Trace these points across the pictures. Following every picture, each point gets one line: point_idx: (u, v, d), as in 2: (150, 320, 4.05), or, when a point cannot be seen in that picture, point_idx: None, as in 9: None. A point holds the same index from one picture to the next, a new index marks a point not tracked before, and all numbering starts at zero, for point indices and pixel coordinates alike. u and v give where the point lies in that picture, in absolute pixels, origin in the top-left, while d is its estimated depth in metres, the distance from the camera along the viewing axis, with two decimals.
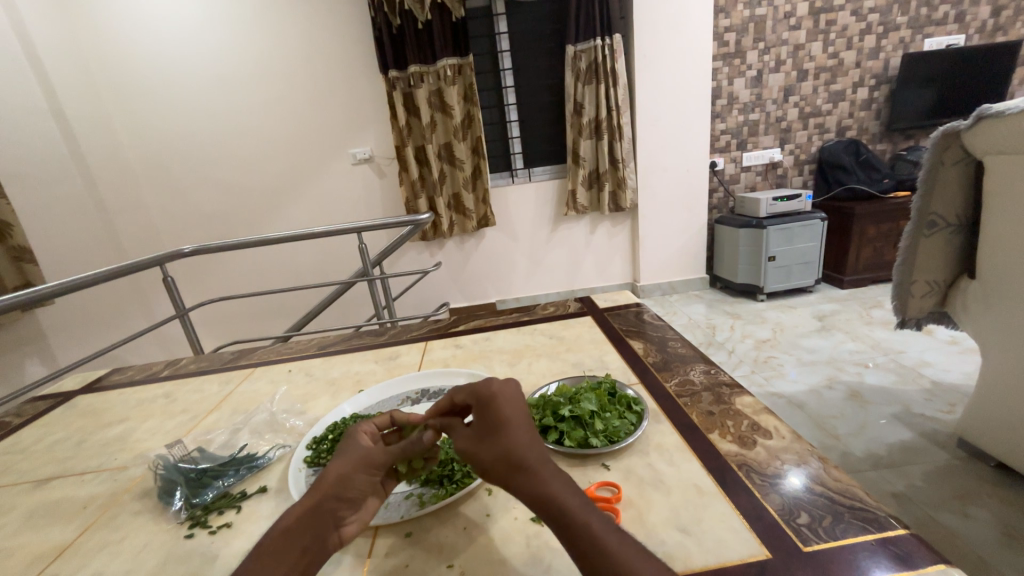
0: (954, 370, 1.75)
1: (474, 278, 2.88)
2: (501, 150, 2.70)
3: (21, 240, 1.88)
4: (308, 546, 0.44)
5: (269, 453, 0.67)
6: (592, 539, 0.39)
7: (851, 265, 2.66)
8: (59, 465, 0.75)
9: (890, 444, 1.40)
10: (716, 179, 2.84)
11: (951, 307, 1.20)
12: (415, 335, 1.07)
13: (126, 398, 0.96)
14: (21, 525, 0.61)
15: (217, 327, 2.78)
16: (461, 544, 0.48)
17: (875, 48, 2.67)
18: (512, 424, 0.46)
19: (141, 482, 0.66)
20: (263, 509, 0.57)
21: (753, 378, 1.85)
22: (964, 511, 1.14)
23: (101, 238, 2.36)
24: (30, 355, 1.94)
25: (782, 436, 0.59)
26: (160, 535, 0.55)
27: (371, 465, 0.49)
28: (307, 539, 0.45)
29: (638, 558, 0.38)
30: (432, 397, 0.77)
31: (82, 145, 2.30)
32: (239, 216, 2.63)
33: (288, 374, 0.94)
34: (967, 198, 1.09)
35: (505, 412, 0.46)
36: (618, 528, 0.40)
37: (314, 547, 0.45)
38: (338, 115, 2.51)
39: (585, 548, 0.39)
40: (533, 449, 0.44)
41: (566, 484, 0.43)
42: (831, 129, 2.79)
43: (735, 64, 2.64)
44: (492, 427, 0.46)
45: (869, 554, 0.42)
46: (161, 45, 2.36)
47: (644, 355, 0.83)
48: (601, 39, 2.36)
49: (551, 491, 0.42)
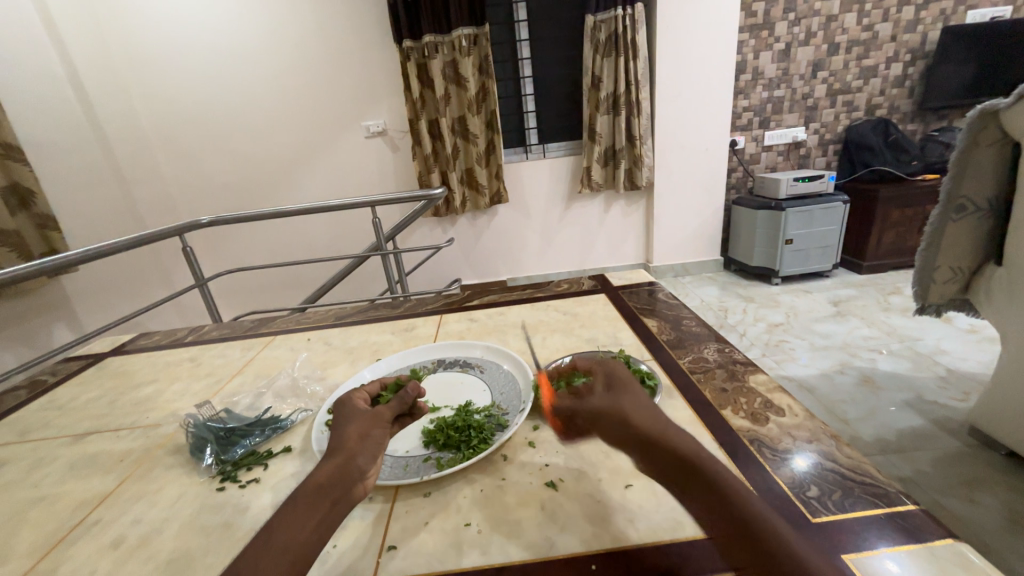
0: (971, 359, 1.72)
1: (485, 255, 2.89)
2: (516, 124, 2.64)
3: (45, 208, 1.92)
4: (338, 498, 0.44)
5: (293, 415, 0.69)
6: (722, 475, 0.39)
7: (871, 250, 2.60)
8: (95, 421, 0.79)
9: (900, 430, 1.40)
10: (736, 158, 2.77)
11: (973, 295, 1.17)
12: (430, 308, 1.09)
13: (154, 360, 1.00)
14: (65, 474, 0.65)
15: (235, 297, 2.84)
16: (477, 504, 0.50)
17: (913, 20, 2.53)
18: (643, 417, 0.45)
19: (172, 439, 0.70)
20: (289, 467, 0.60)
21: (764, 361, 1.85)
22: (971, 497, 1.14)
23: (121, 208, 2.41)
24: (58, 319, 2.02)
25: (795, 413, 0.59)
26: (194, 487, 0.59)
27: (384, 423, 0.52)
28: (337, 490, 0.44)
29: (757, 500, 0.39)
30: (448, 367, 0.78)
31: (99, 115, 2.32)
32: (254, 188, 2.65)
33: (308, 342, 0.97)
34: (1002, 181, 1.05)
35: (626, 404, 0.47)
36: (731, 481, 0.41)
37: (342, 499, 0.44)
38: (350, 87, 2.47)
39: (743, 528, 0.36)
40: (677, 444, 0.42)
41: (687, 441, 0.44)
42: (859, 108, 2.68)
43: (762, 36, 2.53)
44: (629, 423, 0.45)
45: (876, 527, 0.43)
46: (174, 12, 2.32)
47: (658, 333, 0.83)
48: (622, 8, 2.27)
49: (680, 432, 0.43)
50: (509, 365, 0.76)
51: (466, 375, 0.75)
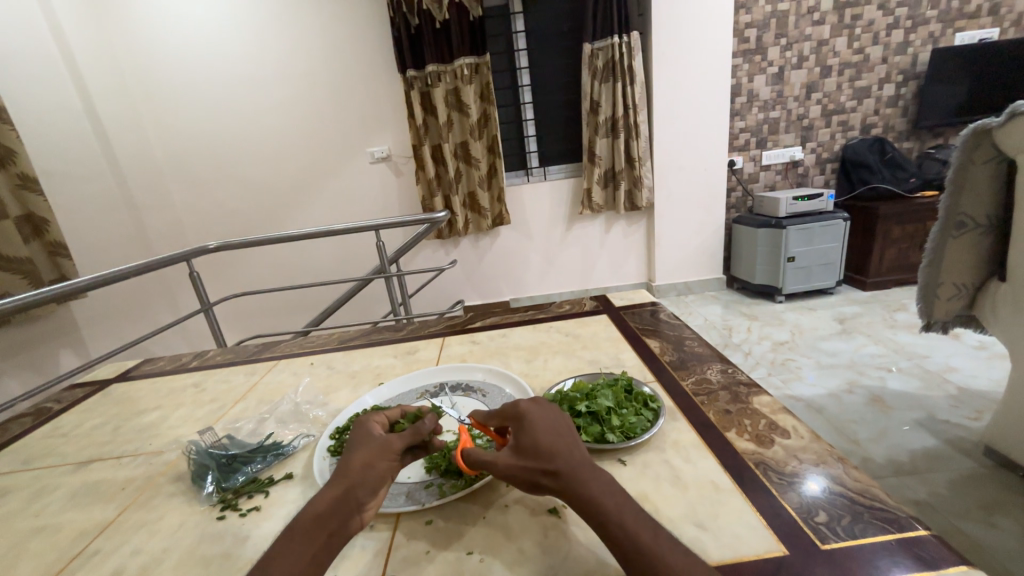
0: (982, 376, 1.70)
1: (488, 277, 2.91)
2: (517, 148, 2.70)
3: (57, 235, 1.96)
4: (333, 531, 0.45)
5: (295, 441, 0.69)
6: (631, 542, 0.40)
7: (874, 267, 2.60)
8: (98, 448, 0.79)
9: (913, 450, 1.37)
10: (735, 178, 2.80)
11: (979, 311, 1.17)
12: (432, 330, 1.09)
13: (158, 386, 1.00)
14: (66, 504, 0.65)
15: (240, 321, 2.86)
16: (479, 532, 0.50)
17: (902, 43, 2.60)
18: (549, 445, 0.47)
19: (174, 466, 0.69)
20: (291, 494, 0.60)
21: (770, 380, 1.83)
22: (990, 521, 1.11)
23: (130, 234, 2.46)
24: (65, 345, 2.03)
25: (800, 436, 0.59)
26: (194, 516, 0.58)
27: (393, 452, 0.51)
28: (333, 523, 0.45)
29: (673, 548, 0.40)
30: (451, 391, 0.78)
31: (113, 145, 2.39)
32: (260, 213, 2.70)
33: (311, 367, 0.97)
34: (999, 197, 1.06)
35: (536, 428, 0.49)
36: (653, 523, 0.42)
37: (337, 532, 0.45)
38: (356, 115, 2.55)
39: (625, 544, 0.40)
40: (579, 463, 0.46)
41: (606, 487, 0.44)
42: (855, 127, 2.73)
43: (755, 61, 2.60)
44: (535, 451, 0.47)
45: (887, 555, 0.42)
46: (188, 47, 2.42)
47: (660, 353, 0.83)
48: (618, 37, 2.35)
49: (588, 491, 0.43)
50: (511, 388, 0.76)
51: (468, 399, 0.75)
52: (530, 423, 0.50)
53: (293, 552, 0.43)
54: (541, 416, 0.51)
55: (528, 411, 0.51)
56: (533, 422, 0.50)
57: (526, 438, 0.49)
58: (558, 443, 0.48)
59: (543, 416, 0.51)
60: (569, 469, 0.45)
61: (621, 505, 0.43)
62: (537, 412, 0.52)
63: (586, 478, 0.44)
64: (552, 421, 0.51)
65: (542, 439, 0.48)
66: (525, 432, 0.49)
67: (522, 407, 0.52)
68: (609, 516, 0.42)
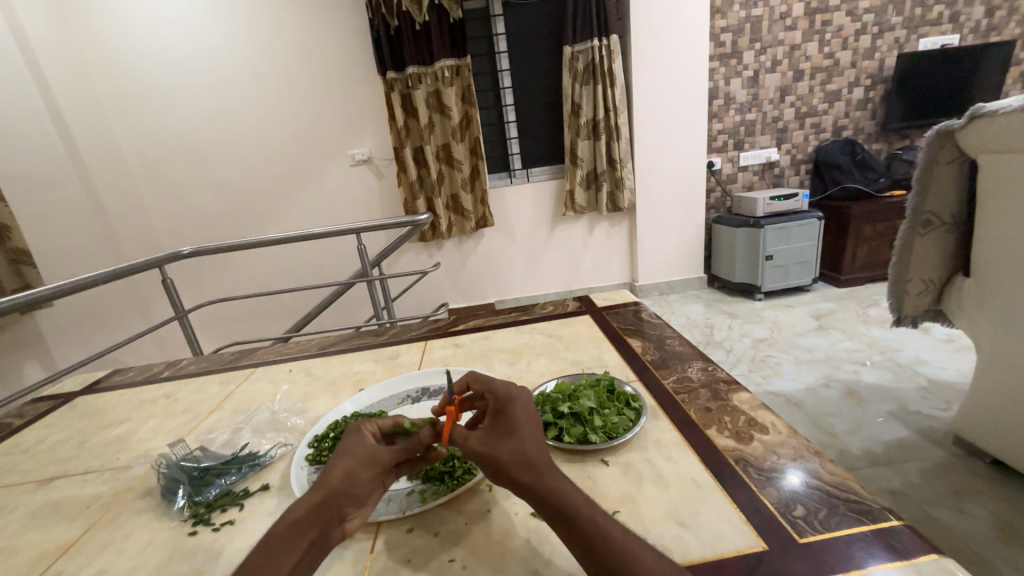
0: (950, 368, 1.76)
1: (473, 279, 2.89)
2: (500, 150, 2.70)
3: (19, 242, 1.87)
4: (313, 541, 0.44)
5: (271, 451, 0.67)
6: (601, 537, 0.40)
7: (848, 264, 2.68)
8: (61, 465, 0.75)
9: (888, 442, 1.41)
10: (714, 179, 2.86)
11: (946, 305, 1.21)
12: (416, 334, 1.08)
13: (126, 398, 0.96)
14: (24, 525, 0.62)
15: (217, 328, 2.78)
16: (462, 539, 0.49)
17: (869, 48, 2.69)
18: (523, 431, 0.48)
19: (144, 481, 0.67)
20: (267, 506, 0.58)
21: (752, 377, 1.86)
22: (961, 507, 1.15)
23: (99, 240, 2.37)
24: (29, 356, 1.94)
25: (778, 431, 0.60)
26: (164, 533, 0.56)
27: (379, 463, 0.49)
28: (313, 532, 0.44)
29: (640, 544, 0.40)
30: (433, 395, 0.77)
31: (80, 147, 2.30)
32: (238, 218, 2.63)
33: (289, 374, 0.95)
34: (960, 197, 1.10)
35: (518, 419, 0.49)
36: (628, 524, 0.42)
37: (318, 541, 0.44)
38: (336, 116, 2.51)
39: (592, 542, 0.40)
40: (548, 459, 0.46)
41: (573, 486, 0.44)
42: (827, 129, 2.81)
43: (731, 64, 2.66)
44: (508, 431, 0.48)
45: (862, 546, 0.42)
46: (162, 46, 2.36)
47: (642, 353, 0.84)
48: (598, 39, 2.37)
49: (554, 486, 0.43)
50: None
51: None
52: (513, 410, 0.50)
53: (269, 559, 0.41)
54: (524, 409, 0.50)
55: (514, 397, 0.51)
56: (517, 411, 0.50)
57: (504, 424, 0.49)
58: (532, 439, 0.47)
59: (525, 405, 0.51)
60: (540, 462, 0.45)
61: (593, 505, 0.43)
62: (523, 404, 0.51)
63: (555, 476, 0.44)
64: (532, 411, 0.51)
65: (521, 425, 0.49)
66: (505, 417, 0.50)
67: (511, 393, 0.52)
68: (576, 514, 0.41)
